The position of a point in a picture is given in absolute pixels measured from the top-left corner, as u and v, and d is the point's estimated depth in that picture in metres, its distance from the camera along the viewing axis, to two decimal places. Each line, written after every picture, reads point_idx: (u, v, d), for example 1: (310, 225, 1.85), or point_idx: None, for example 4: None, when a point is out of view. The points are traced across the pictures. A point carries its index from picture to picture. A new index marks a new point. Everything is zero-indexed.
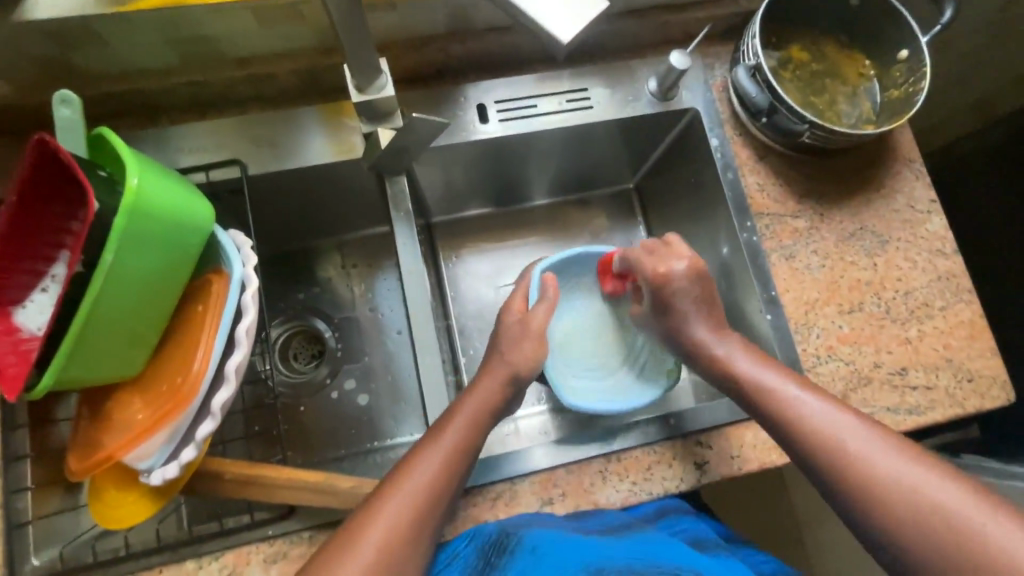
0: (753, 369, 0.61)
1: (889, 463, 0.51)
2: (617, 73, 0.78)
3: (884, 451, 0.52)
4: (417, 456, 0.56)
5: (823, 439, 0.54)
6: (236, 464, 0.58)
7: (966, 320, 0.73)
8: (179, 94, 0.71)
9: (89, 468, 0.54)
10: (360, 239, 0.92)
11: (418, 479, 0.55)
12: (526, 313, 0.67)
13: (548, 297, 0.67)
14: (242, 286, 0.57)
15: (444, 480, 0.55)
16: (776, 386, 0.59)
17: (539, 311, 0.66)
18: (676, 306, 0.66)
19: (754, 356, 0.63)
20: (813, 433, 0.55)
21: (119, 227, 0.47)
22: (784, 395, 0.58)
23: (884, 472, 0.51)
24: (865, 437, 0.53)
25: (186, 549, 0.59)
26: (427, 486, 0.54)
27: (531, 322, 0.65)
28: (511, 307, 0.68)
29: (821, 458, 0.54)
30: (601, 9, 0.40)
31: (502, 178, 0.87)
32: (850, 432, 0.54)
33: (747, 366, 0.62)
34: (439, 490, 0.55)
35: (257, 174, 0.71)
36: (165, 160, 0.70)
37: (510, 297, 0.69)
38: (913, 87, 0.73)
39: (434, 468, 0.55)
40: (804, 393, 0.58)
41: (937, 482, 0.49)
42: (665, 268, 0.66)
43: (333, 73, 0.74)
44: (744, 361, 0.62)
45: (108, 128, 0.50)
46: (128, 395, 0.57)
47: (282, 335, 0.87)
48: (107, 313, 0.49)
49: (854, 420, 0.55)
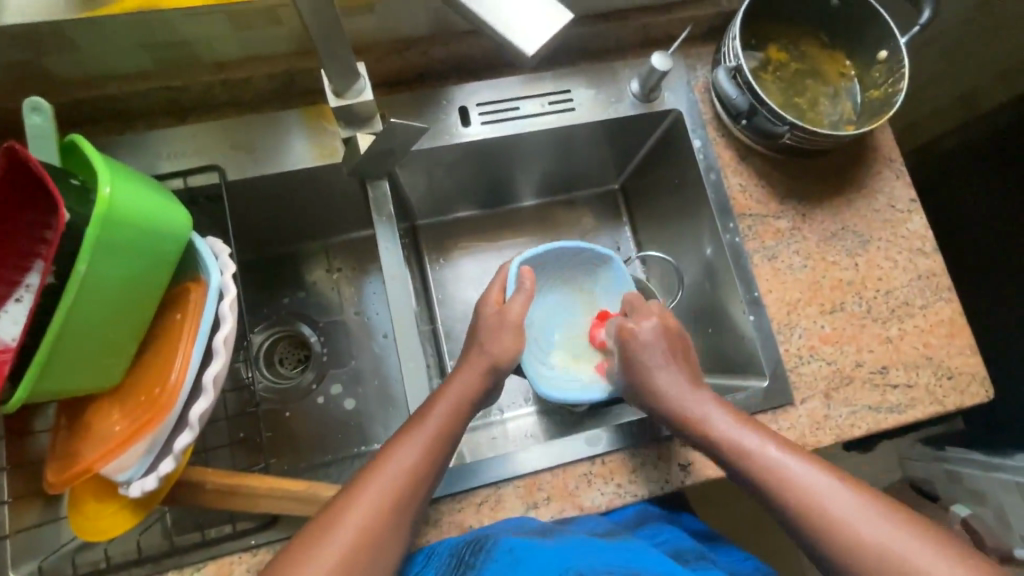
0: (730, 431, 0.59)
1: (865, 526, 0.51)
2: (599, 75, 0.78)
3: (861, 511, 0.52)
4: (391, 451, 0.56)
5: (804, 508, 0.53)
6: (217, 474, 0.57)
7: (945, 319, 0.74)
8: (156, 98, 0.70)
9: (66, 480, 0.53)
10: (345, 242, 0.91)
11: (390, 474, 0.54)
12: (503, 305, 0.66)
13: (525, 287, 0.66)
14: (220, 294, 0.56)
15: (424, 481, 0.55)
16: (755, 448, 0.57)
17: (516, 302, 0.65)
18: (647, 368, 0.65)
19: (728, 415, 0.61)
20: (789, 498, 0.54)
21: (92, 237, 0.46)
22: (763, 456, 0.57)
23: (859, 533, 0.51)
24: (841, 498, 0.53)
25: (168, 560, 0.59)
26: (400, 484, 0.54)
27: (509, 314, 0.65)
28: (488, 299, 0.67)
29: (801, 523, 0.54)
30: (566, 18, 0.41)
31: (486, 180, 0.86)
32: (835, 499, 0.53)
33: (721, 427, 0.60)
34: (414, 489, 0.54)
35: (237, 179, 0.70)
36: (142, 166, 0.69)
37: (486, 289, 0.68)
38: (893, 87, 0.73)
39: (408, 465, 0.55)
40: (779, 454, 0.56)
41: (910, 536, 0.50)
42: (632, 327, 0.67)
43: (313, 76, 0.73)
44: (720, 420, 0.60)
45: (80, 136, 0.49)
46: (107, 405, 0.57)
47: (267, 340, 0.87)
48: (81, 325, 0.49)
49: (830, 479, 0.54)
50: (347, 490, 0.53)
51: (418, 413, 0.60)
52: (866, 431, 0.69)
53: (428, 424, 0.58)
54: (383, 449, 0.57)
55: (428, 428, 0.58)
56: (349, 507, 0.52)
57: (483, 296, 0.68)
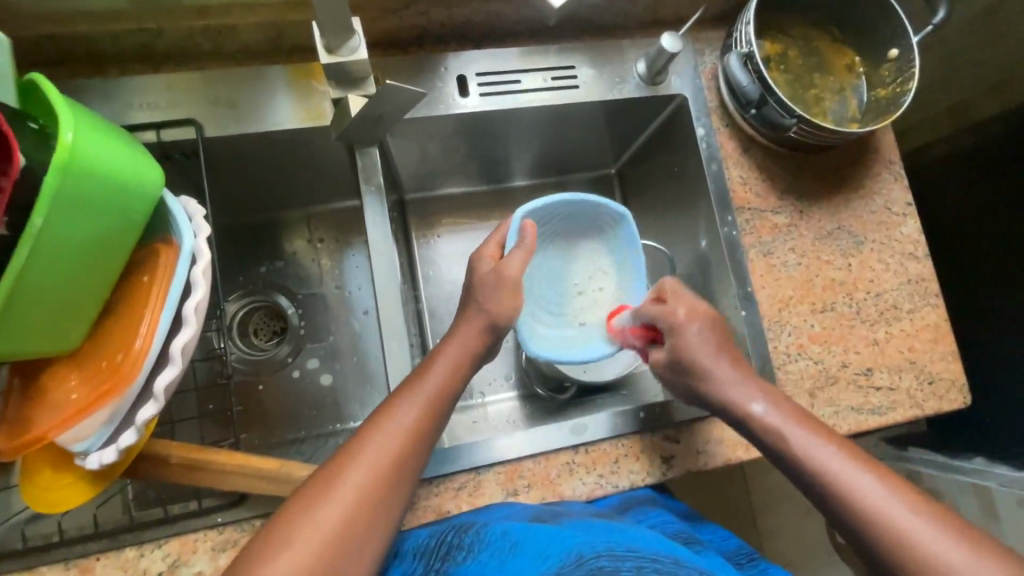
0: (790, 433, 0.55)
1: (901, 518, 0.48)
2: (604, 53, 0.75)
3: (897, 504, 0.49)
4: (384, 415, 0.53)
5: (837, 485, 0.51)
6: (182, 447, 0.54)
7: (931, 324, 0.74)
8: (128, 41, 0.64)
9: (16, 448, 0.49)
10: (328, 211, 0.87)
11: (386, 438, 0.51)
12: (501, 262, 0.62)
13: (525, 244, 0.62)
14: (192, 258, 0.53)
15: (415, 451, 0.52)
16: (816, 451, 0.53)
17: (515, 258, 0.61)
18: (698, 356, 0.61)
19: (787, 414, 0.57)
20: (826, 481, 0.52)
21: (50, 186, 0.42)
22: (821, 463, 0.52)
23: (894, 520, 0.48)
24: (881, 494, 0.49)
25: (127, 535, 0.56)
26: (394, 448, 0.51)
27: (505, 270, 0.60)
28: (485, 254, 0.63)
29: (837, 505, 0.51)
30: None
31: (480, 156, 0.83)
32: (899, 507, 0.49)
33: (778, 424, 0.56)
34: (410, 472, 0.51)
35: (214, 136, 0.66)
36: (111, 115, 0.64)
37: (483, 244, 0.65)
38: (901, 87, 0.72)
39: (401, 432, 0.52)
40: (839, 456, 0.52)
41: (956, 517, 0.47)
42: (677, 316, 0.62)
43: (302, 30, 0.68)
44: (782, 422, 0.56)
45: (37, 72, 0.44)
46: (63, 369, 0.53)
47: (241, 310, 0.83)
48: (36, 282, 0.45)
49: (875, 480, 0.50)
50: (344, 456, 0.50)
51: (408, 379, 0.57)
52: (847, 431, 0.69)
53: (422, 390, 0.55)
54: (376, 412, 0.54)
55: (424, 391, 0.55)
56: (345, 472, 0.48)
57: (479, 250, 0.64)
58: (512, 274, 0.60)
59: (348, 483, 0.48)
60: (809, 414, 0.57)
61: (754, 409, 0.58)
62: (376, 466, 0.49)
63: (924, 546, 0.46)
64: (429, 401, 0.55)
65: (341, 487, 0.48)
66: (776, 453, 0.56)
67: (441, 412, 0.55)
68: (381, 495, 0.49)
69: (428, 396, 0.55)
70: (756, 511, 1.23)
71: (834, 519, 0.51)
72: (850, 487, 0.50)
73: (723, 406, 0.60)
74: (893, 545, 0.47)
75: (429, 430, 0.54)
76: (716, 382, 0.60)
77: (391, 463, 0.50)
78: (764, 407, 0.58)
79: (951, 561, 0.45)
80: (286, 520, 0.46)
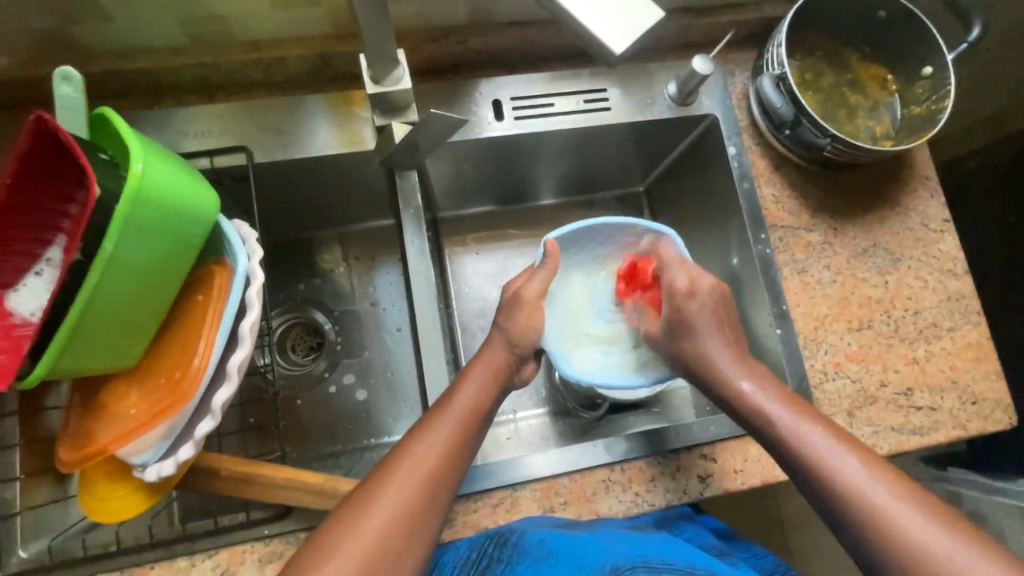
0: (774, 411, 0.55)
1: (887, 504, 0.48)
2: (635, 76, 0.77)
3: (873, 481, 0.50)
4: (425, 430, 0.54)
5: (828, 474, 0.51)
6: (232, 461, 0.56)
7: (972, 342, 0.73)
8: (185, 74, 0.69)
9: (78, 461, 0.52)
10: (363, 231, 0.90)
11: (422, 456, 0.52)
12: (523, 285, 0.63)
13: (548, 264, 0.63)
14: (246, 281, 0.55)
15: (450, 466, 0.53)
16: (814, 442, 0.52)
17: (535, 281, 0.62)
18: (699, 330, 0.60)
19: (775, 395, 0.56)
20: (810, 461, 0.52)
21: (121, 216, 0.45)
22: (817, 452, 0.52)
23: (877, 503, 0.49)
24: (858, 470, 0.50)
25: (179, 547, 0.58)
26: (437, 466, 0.52)
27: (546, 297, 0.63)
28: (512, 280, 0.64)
29: (827, 489, 0.51)
30: (653, 16, 0.39)
31: (511, 176, 0.85)
32: (899, 508, 0.48)
33: (765, 403, 0.56)
34: (442, 486, 0.52)
35: (263, 162, 0.69)
36: (166, 143, 0.68)
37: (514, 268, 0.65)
38: (936, 104, 0.72)
39: (436, 450, 0.53)
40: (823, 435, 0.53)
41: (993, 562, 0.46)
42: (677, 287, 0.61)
43: (347, 61, 0.71)
44: (778, 409, 0.56)
45: (112, 109, 0.47)
46: (125, 385, 0.56)
47: (281, 326, 0.86)
48: (105, 304, 0.47)
49: (872, 474, 0.50)
50: (380, 469, 0.52)
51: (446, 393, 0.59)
52: (887, 452, 0.68)
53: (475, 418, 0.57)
54: (411, 431, 0.55)
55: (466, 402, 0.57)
56: (381, 488, 0.50)
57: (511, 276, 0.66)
58: (530, 296, 0.61)
59: (386, 498, 0.49)
60: (797, 396, 0.57)
61: (740, 386, 0.58)
62: (410, 482, 0.51)
63: (903, 530, 0.47)
64: (461, 421, 0.56)
65: (380, 502, 0.49)
66: (764, 431, 0.56)
67: (480, 427, 0.56)
68: (418, 512, 0.50)
69: (459, 414, 0.56)
70: (789, 530, 1.20)
71: (822, 504, 0.52)
72: (839, 473, 0.50)
73: (714, 387, 0.59)
74: (878, 530, 0.48)
75: (459, 442, 0.55)
76: (712, 362, 0.59)
77: (426, 479, 0.51)
78: (751, 385, 0.57)
79: (933, 547, 0.46)
80: (331, 534, 0.47)
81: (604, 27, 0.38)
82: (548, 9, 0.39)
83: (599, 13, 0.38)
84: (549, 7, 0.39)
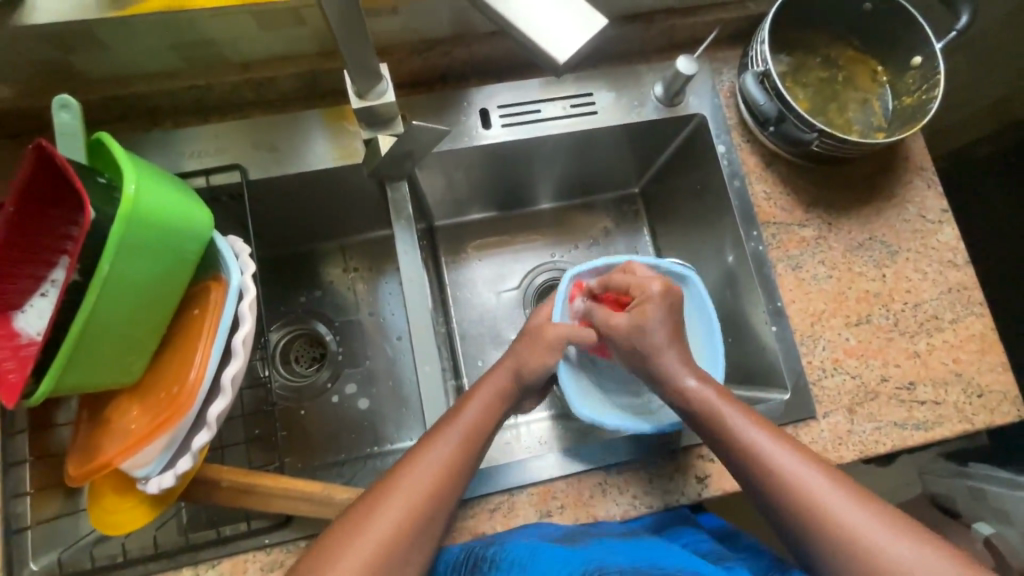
0: (708, 402, 0.58)
1: (830, 502, 0.50)
2: (622, 79, 0.77)
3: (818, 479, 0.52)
4: (425, 446, 0.56)
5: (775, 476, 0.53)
6: (232, 472, 0.58)
7: (976, 334, 0.71)
8: (181, 97, 0.71)
9: (86, 473, 0.53)
10: (362, 242, 0.91)
11: (426, 470, 0.54)
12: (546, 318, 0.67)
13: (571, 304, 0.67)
14: (241, 295, 0.57)
15: (455, 481, 0.55)
16: (769, 454, 0.54)
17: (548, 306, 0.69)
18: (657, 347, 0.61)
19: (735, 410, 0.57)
20: (762, 469, 0.54)
21: (116, 236, 0.46)
22: (768, 461, 0.54)
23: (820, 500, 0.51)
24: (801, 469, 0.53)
25: (184, 556, 0.59)
26: (434, 477, 0.53)
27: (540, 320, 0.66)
28: None
29: (773, 498, 0.53)
30: (599, 25, 0.39)
31: (505, 184, 0.86)
32: (847, 509, 0.50)
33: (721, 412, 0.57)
34: (442, 494, 0.53)
35: (258, 178, 0.71)
36: (166, 164, 0.70)
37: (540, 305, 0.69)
38: (927, 94, 0.71)
39: (440, 465, 0.54)
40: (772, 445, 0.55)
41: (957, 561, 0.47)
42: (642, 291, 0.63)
43: (335, 77, 0.73)
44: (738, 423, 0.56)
45: (106, 133, 0.49)
46: (126, 400, 0.57)
47: (283, 338, 0.87)
48: (103, 323, 0.49)
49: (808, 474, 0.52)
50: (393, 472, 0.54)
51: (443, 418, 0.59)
52: (890, 448, 0.67)
53: (459, 424, 0.58)
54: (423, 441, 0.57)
55: (462, 429, 0.57)
56: (386, 503, 0.51)
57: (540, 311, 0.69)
58: None
59: (398, 496, 0.52)
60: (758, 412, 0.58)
61: (727, 432, 0.56)
62: (415, 496, 0.52)
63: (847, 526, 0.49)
64: (464, 432, 0.57)
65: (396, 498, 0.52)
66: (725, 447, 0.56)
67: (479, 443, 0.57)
68: (422, 522, 0.51)
69: (466, 433, 0.57)
70: None
71: (767, 507, 0.54)
72: (797, 489, 0.52)
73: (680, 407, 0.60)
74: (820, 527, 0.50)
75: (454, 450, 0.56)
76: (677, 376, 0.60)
77: (427, 496, 0.52)
78: (738, 430, 0.56)
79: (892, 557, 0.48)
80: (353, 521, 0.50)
81: (550, 38, 0.39)
82: (492, 20, 0.40)
83: (543, 23, 0.39)
84: (495, 17, 0.39)
